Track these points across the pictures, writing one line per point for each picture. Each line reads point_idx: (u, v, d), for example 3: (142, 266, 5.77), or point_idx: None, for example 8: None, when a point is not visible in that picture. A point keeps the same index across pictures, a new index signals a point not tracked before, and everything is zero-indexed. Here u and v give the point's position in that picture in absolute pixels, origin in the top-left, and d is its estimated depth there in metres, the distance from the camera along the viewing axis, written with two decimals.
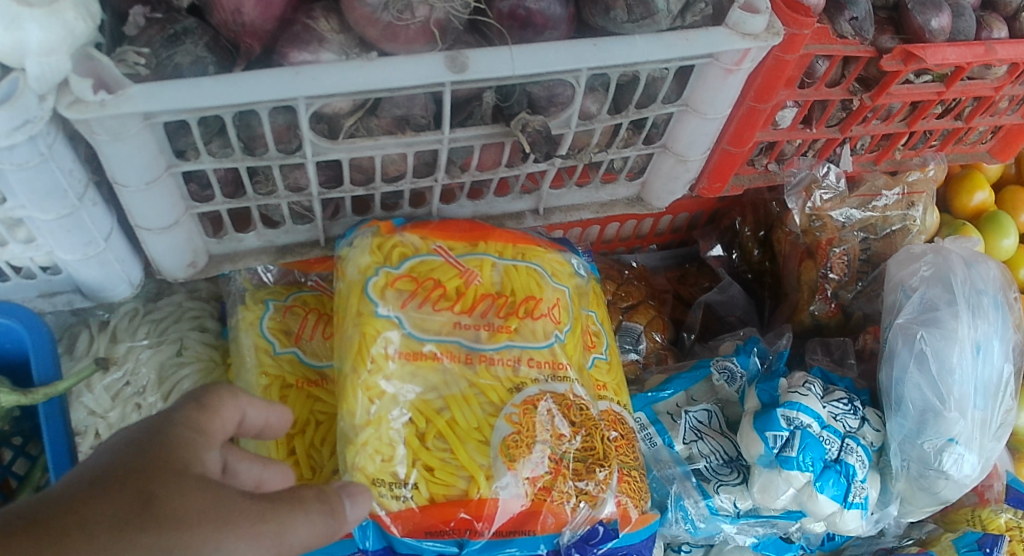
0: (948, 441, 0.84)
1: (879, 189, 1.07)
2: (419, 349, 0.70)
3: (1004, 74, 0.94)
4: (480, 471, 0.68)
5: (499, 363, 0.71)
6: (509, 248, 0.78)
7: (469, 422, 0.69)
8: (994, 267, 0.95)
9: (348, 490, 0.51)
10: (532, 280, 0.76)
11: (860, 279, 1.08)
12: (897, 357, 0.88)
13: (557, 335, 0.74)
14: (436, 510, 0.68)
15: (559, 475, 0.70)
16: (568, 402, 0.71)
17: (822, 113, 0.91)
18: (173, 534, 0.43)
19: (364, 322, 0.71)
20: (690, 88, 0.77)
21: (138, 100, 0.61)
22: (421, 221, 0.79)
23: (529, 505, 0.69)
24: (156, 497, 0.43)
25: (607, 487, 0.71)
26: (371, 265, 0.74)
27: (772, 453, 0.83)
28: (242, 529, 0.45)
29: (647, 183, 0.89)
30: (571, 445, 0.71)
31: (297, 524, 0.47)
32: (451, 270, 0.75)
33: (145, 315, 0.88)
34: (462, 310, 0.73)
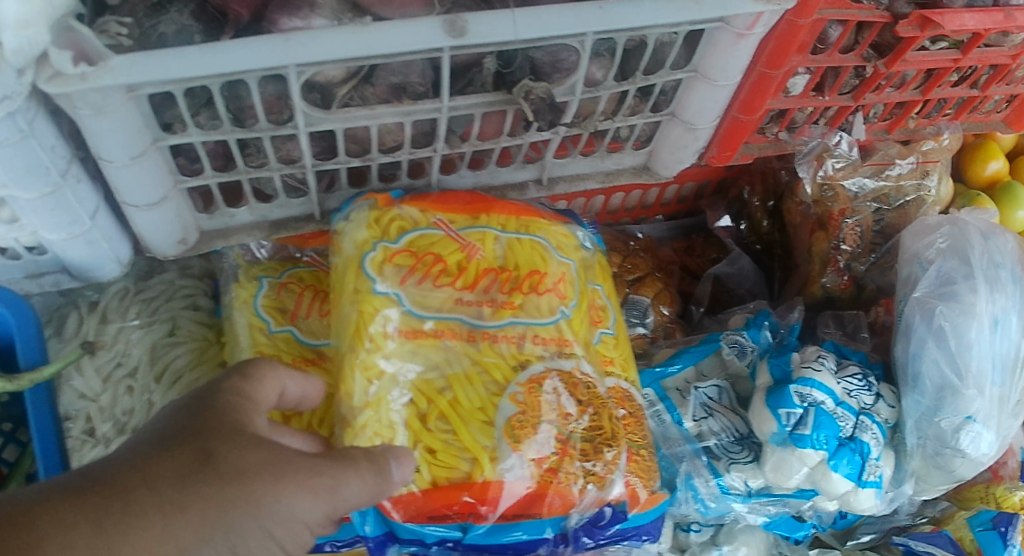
0: (966, 419, 0.82)
1: (892, 158, 1.02)
2: (418, 326, 0.68)
3: (1022, 41, 0.90)
4: (484, 452, 0.65)
5: (504, 340, 0.69)
6: (511, 221, 0.76)
7: (472, 401, 0.67)
8: (1012, 239, 0.92)
9: (393, 454, 0.57)
10: (536, 253, 0.74)
11: (873, 250, 1.05)
12: (913, 332, 0.86)
13: (563, 311, 0.72)
14: (438, 493, 0.65)
15: (566, 455, 0.67)
16: (575, 380, 0.69)
17: (835, 81, 0.88)
18: (235, 486, 0.49)
19: (362, 300, 0.68)
20: (701, 53, 0.74)
21: (119, 72, 0.58)
22: (419, 193, 0.76)
23: (535, 488, 0.66)
24: (217, 455, 0.49)
25: (615, 468, 0.69)
26: (367, 239, 0.71)
27: (785, 431, 0.80)
28: (294, 482, 0.51)
29: (655, 152, 0.86)
30: (579, 425, 0.68)
31: (344, 481, 0.53)
32: (453, 244, 0.72)
33: (136, 294, 0.85)
34: (463, 286, 0.71)
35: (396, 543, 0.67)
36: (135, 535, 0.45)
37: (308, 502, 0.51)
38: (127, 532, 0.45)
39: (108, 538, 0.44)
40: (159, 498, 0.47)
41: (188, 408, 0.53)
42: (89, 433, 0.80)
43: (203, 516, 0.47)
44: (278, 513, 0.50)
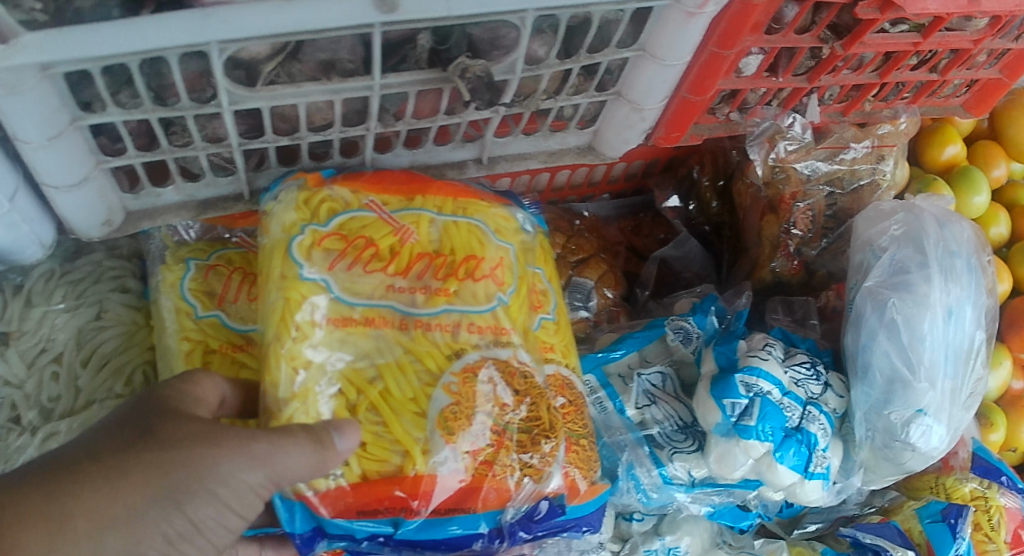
0: (916, 413, 0.81)
1: (846, 141, 1.01)
2: (346, 314, 0.66)
3: (984, 26, 0.89)
4: (416, 445, 0.63)
5: (437, 329, 0.66)
6: (448, 203, 0.73)
7: (404, 392, 0.64)
8: (968, 228, 0.91)
9: (336, 425, 0.60)
10: (473, 237, 0.71)
11: (824, 235, 1.03)
12: (865, 323, 0.84)
13: (500, 298, 0.70)
14: (368, 487, 0.63)
15: (501, 447, 0.65)
16: (512, 369, 0.67)
17: (789, 63, 0.86)
18: (174, 454, 0.54)
19: (288, 287, 0.66)
20: (648, 32, 0.71)
21: (32, 50, 0.56)
22: (351, 173, 0.73)
23: (469, 481, 0.64)
24: (158, 430, 0.55)
25: (552, 460, 0.67)
26: (295, 222, 0.68)
27: (729, 421, 0.79)
28: (230, 449, 0.56)
29: (600, 132, 0.84)
30: (515, 416, 0.67)
31: (281, 448, 0.57)
32: (385, 227, 0.69)
33: (61, 276, 0.82)
34: (395, 272, 0.68)
35: (324, 538, 0.65)
36: (85, 498, 0.51)
37: (245, 466, 0.56)
38: (76, 495, 0.51)
39: (60, 500, 0.51)
40: (106, 465, 0.53)
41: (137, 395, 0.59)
42: (14, 421, 0.77)
43: (145, 480, 0.53)
44: (217, 477, 0.55)
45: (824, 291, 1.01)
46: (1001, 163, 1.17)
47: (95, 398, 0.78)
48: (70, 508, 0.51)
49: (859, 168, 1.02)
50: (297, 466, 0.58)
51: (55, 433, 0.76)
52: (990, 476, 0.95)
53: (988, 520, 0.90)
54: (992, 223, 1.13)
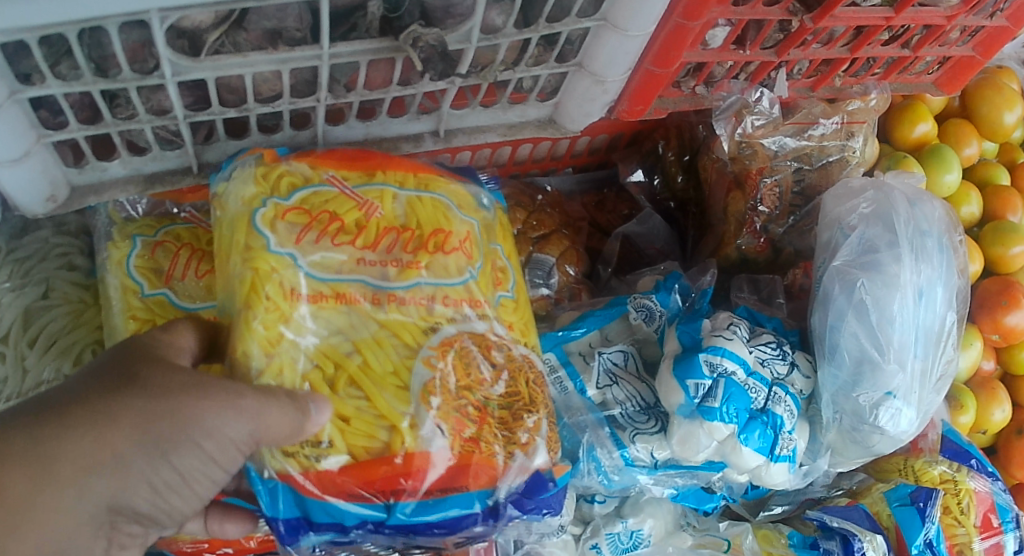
0: (884, 395, 0.80)
1: (816, 116, 0.98)
2: (317, 290, 0.63)
3: (958, 2, 0.88)
4: (402, 420, 0.61)
5: (407, 303, 0.64)
6: (412, 178, 0.71)
7: (382, 366, 0.62)
8: (939, 207, 0.90)
9: (312, 395, 0.59)
10: (441, 211, 0.69)
11: (792, 212, 1.01)
12: (833, 304, 0.83)
13: (470, 272, 0.68)
14: (357, 465, 0.61)
15: (485, 420, 0.65)
16: (488, 342, 0.67)
17: (757, 34, 0.84)
18: (164, 402, 0.54)
19: (254, 258, 0.63)
20: (609, 2, 0.70)
21: None
22: (303, 151, 0.71)
23: (457, 459, 0.63)
24: (152, 377, 0.55)
25: (536, 435, 0.67)
26: (254, 196, 0.66)
27: (692, 403, 0.78)
28: (216, 402, 0.55)
29: (560, 104, 0.82)
30: (494, 391, 0.66)
31: (267, 409, 0.56)
32: (349, 199, 0.67)
33: (8, 254, 0.81)
34: (364, 245, 0.65)
35: (310, 528, 0.63)
36: (70, 442, 0.52)
37: (228, 420, 0.55)
38: (60, 438, 0.51)
39: (48, 440, 0.51)
40: (97, 409, 0.53)
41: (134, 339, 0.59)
42: None
43: (135, 427, 0.53)
44: (202, 430, 0.55)
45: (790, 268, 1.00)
46: (972, 142, 1.16)
47: (42, 377, 0.75)
48: (56, 447, 0.51)
49: (828, 145, 0.99)
50: (278, 428, 0.57)
51: None
52: (959, 459, 0.94)
53: (957, 504, 0.88)
54: (963, 203, 1.12)
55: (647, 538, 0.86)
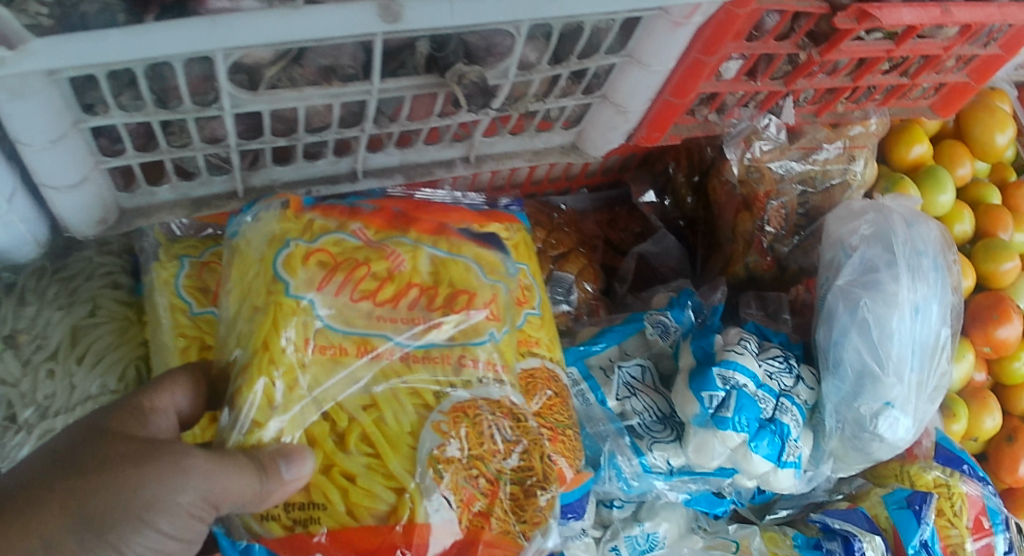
0: (883, 405, 0.85)
1: (819, 142, 1.03)
2: (335, 343, 0.64)
3: (955, 34, 0.95)
4: (407, 488, 0.61)
5: (429, 363, 0.65)
6: (440, 238, 0.73)
7: (396, 427, 0.63)
8: (934, 228, 0.96)
9: (282, 452, 0.57)
10: (467, 273, 0.71)
11: (796, 231, 1.07)
12: (837, 320, 0.88)
13: (494, 333, 0.69)
14: (346, 538, 0.60)
15: (494, 491, 0.63)
16: (505, 409, 0.65)
17: (767, 66, 0.89)
18: (103, 474, 0.52)
19: (274, 297, 0.65)
20: (636, 40, 0.74)
21: (39, 56, 0.57)
22: (336, 206, 0.75)
23: (464, 534, 0.61)
24: (91, 452, 0.53)
25: (550, 514, 0.64)
26: (278, 239, 0.69)
27: (707, 413, 0.83)
28: (158, 466, 0.52)
29: (584, 132, 0.87)
30: (506, 463, 0.64)
31: (223, 467, 0.54)
32: (376, 251, 0.69)
33: (53, 274, 0.83)
34: (384, 300, 0.67)
35: None
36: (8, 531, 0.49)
37: (171, 484, 0.52)
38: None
39: None
40: (41, 495, 0.51)
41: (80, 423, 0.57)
42: (9, 421, 0.77)
43: (73, 507, 0.50)
44: (142, 500, 0.51)
45: (795, 284, 1.07)
46: (965, 162, 1.22)
47: (90, 392, 0.79)
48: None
49: (831, 168, 1.05)
50: (239, 488, 0.55)
51: (52, 430, 0.77)
52: (952, 464, 1.00)
53: (951, 507, 0.94)
54: (956, 221, 1.18)
55: (661, 540, 0.91)
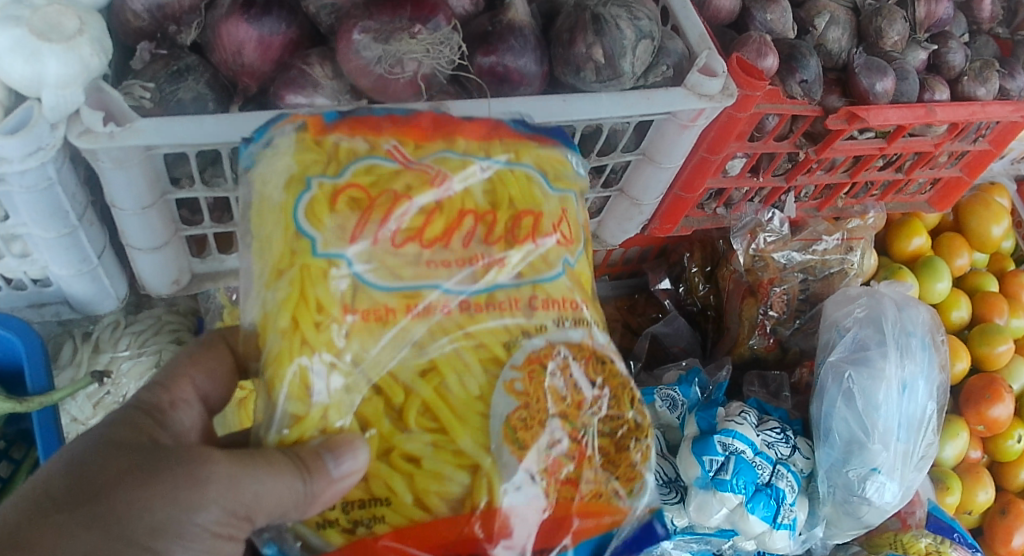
0: (871, 470, 0.92)
1: (819, 234, 1.14)
2: (381, 304, 0.54)
3: (944, 132, 1.04)
4: (484, 464, 0.53)
5: (496, 309, 0.55)
6: (495, 144, 0.60)
7: (459, 396, 0.54)
8: (924, 312, 1.04)
9: (328, 446, 0.51)
10: (530, 186, 0.59)
11: (798, 316, 1.15)
12: (826, 392, 0.97)
13: (565, 259, 0.59)
14: (415, 537, 0.52)
15: (582, 454, 0.55)
16: (587, 352, 0.57)
17: (770, 164, 1.00)
18: (105, 497, 0.52)
19: (298, 264, 0.54)
20: (649, 140, 0.85)
21: (143, 133, 0.70)
22: (365, 110, 0.60)
23: (553, 511, 0.54)
24: (96, 470, 0.53)
25: (645, 466, 0.58)
26: (299, 174, 0.56)
27: (707, 476, 0.91)
28: (170, 480, 0.52)
29: (603, 222, 0.98)
30: (594, 416, 0.57)
31: (255, 475, 0.51)
32: (419, 175, 0.57)
33: (126, 326, 0.95)
34: (434, 238, 0.56)
35: None
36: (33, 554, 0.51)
37: (188, 501, 0.51)
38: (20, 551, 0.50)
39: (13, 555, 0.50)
40: (43, 523, 0.52)
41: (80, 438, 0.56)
42: None
43: (75, 540, 0.51)
44: (148, 527, 0.51)
45: (797, 366, 1.13)
46: (963, 253, 1.30)
47: None
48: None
49: (830, 258, 1.15)
50: (275, 491, 0.51)
51: None
52: (942, 532, 1.06)
53: None
54: (954, 307, 1.25)
55: None
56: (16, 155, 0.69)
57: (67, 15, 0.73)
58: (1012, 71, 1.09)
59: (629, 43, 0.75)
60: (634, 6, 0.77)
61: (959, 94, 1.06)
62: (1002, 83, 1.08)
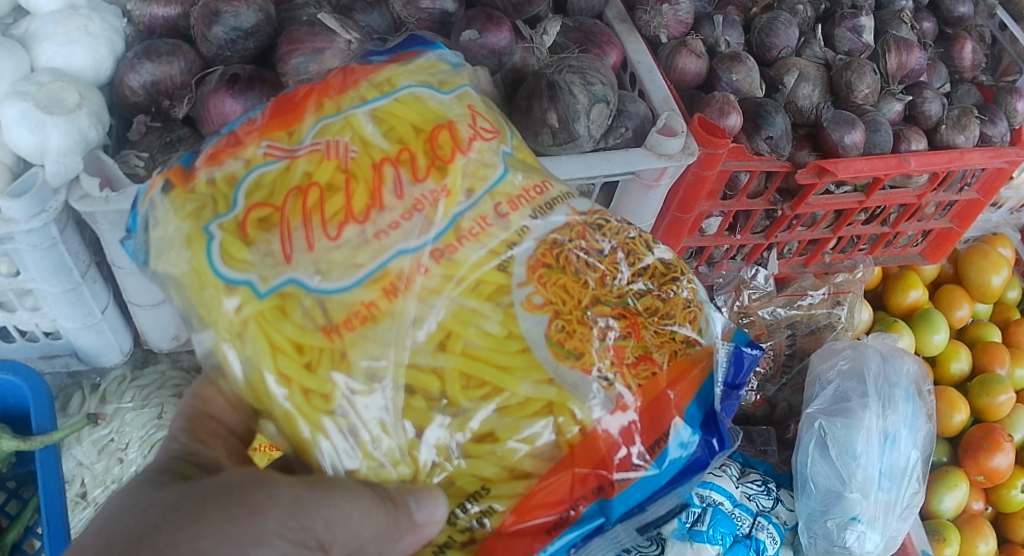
0: (850, 519, 0.94)
1: (805, 289, 1.18)
2: (354, 304, 0.53)
3: (925, 182, 1.06)
4: (560, 395, 0.54)
5: (468, 239, 0.55)
6: (365, 89, 0.60)
7: (489, 344, 0.53)
8: (911, 362, 1.05)
9: (411, 491, 0.53)
10: (423, 104, 0.59)
11: (785, 372, 1.14)
12: (801, 442, 0.98)
13: (502, 152, 0.59)
14: (534, 504, 0.54)
15: (636, 329, 0.56)
16: (579, 226, 0.58)
17: (747, 221, 1.04)
18: (149, 542, 0.49)
19: (249, 315, 0.53)
20: (617, 201, 0.88)
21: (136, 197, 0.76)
22: (216, 143, 0.60)
23: (647, 401, 0.55)
24: (137, 521, 0.51)
25: (700, 299, 0.60)
26: (195, 229, 0.55)
27: (684, 526, 0.91)
28: (222, 513, 0.51)
29: None
30: (633, 288, 0.57)
31: (327, 500, 0.52)
32: (311, 155, 0.56)
33: (131, 380, 1.00)
34: (363, 209, 0.55)
35: None
36: None
37: (247, 536, 0.50)
38: None
39: None
40: None
41: (114, 499, 0.54)
42: (82, 496, 0.96)
43: None
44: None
45: (787, 422, 1.09)
46: (964, 305, 1.29)
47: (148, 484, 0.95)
48: None
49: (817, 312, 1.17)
50: (347, 518, 0.52)
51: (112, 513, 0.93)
52: None
53: None
54: (952, 359, 1.24)
55: None
56: (21, 217, 0.74)
57: (70, 90, 0.81)
58: (993, 118, 1.11)
59: (583, 107, 0.80)
60: (588, 73, 0.82)
61: (938, 143, 1.08)
62: (984, 130, 1.11)
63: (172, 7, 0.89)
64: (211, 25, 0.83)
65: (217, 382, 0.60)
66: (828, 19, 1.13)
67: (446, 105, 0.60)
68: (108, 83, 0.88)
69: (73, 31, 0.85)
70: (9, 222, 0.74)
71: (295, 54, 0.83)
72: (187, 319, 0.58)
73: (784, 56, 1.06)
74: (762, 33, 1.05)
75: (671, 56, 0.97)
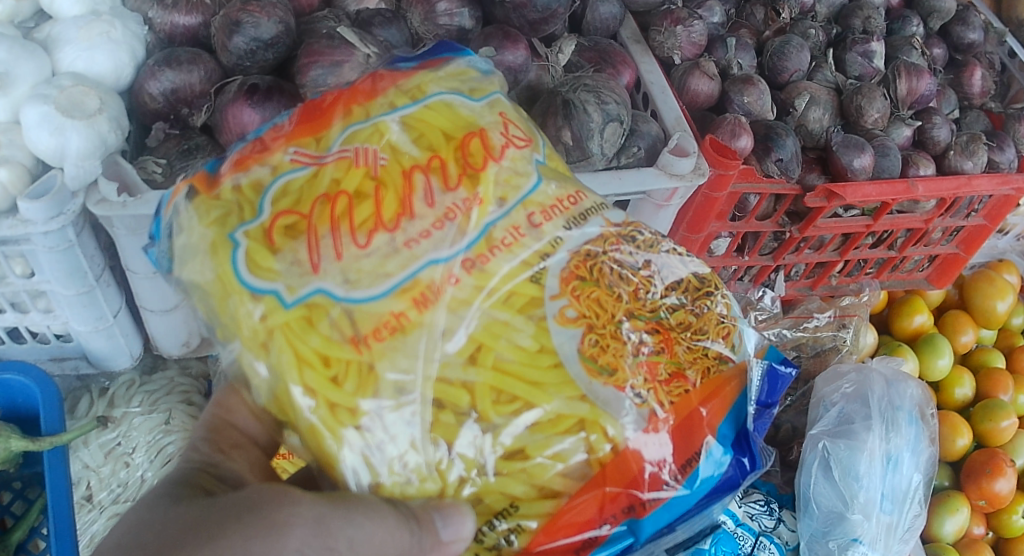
0: (853, 540, 0.95)
1: (811, 312, 1.16)
2: (385, 313, 0.53)
3: (932, 208, 1.07)
4: (592, 413, 0.54)
5: (501, 250, 0.55)
6: (394, 96, 0.61)
7: (519, 360, 0.54)
8: (914, 386, 1.05)
9: (436, 507, 0.53)
10: (454, 111, 0.60)
11: (790, 394, 1.12)
12: (805, 463, 0.98)
13: (535, 160, 0.60)
14: (561, 524, 0.54)
15: (670, 344, 0.56)
16: (610, 237, 0.58)
17: (755, 243, 1.06)
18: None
19: (273, 324, 0.53)
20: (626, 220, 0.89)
21: (151, 203, 0.77)
22: (241, 149, 0.61)
23: (679, 422, 0.55)
24: (158, 533, 0.52)
25: (733, 317, 0.61)
26: (220, 236, 0.56)
27: None
28: (243, 530, 0.51)
29: None
30: (665, 302, 0.58)
31: (351, 519, 0.52)
32: (338, 162, 0.57)
33: (140, 385, 1.00)
34: (392, 218, 0.55)
35: None
36: None
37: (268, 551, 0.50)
38: None
39: None
40: None
41: (133, 513, 0.54)
42: (87, 498, 0.96)
43: None
44: None
45: (791, 444, 1.09)
46: (968, 330, 1.30)
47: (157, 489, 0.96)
48: None
49: (822, 335, 1.14)
50: (370, 536, 0.52)
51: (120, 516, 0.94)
52: None
53: None
54: (956, 385, 1.24)
55: None
56: (39, 218, 0.74)
57: (90, 95, 0.82)
58: (1001, 144, 1.12)
59: (596, 126, 0.81)
60: (602, 92, 0.83)
61: (947, 169, 1.09)
62: (991, 156, 1.11)
63: (193, 16, 0.90)
64: (232, 35, 0.85)
65: (240, 390, 0.61)
66: (840, 43, 1.15)
67: (477, 111, 0.61)
68: (127, 88, 0.90)
69: (94, 37, 0.86)
70: (26, 224, 0.75)
71: (313, 66, 0.84)
72: (211, 327, 0.58)
73: (795, 79, 1.07)
74: (773, 57, 1.06)
75: (684, 77, 0.99)
